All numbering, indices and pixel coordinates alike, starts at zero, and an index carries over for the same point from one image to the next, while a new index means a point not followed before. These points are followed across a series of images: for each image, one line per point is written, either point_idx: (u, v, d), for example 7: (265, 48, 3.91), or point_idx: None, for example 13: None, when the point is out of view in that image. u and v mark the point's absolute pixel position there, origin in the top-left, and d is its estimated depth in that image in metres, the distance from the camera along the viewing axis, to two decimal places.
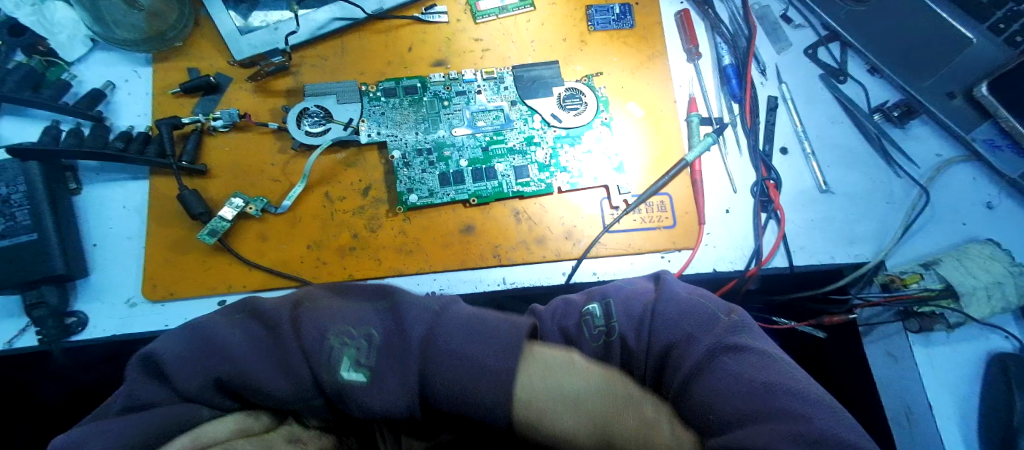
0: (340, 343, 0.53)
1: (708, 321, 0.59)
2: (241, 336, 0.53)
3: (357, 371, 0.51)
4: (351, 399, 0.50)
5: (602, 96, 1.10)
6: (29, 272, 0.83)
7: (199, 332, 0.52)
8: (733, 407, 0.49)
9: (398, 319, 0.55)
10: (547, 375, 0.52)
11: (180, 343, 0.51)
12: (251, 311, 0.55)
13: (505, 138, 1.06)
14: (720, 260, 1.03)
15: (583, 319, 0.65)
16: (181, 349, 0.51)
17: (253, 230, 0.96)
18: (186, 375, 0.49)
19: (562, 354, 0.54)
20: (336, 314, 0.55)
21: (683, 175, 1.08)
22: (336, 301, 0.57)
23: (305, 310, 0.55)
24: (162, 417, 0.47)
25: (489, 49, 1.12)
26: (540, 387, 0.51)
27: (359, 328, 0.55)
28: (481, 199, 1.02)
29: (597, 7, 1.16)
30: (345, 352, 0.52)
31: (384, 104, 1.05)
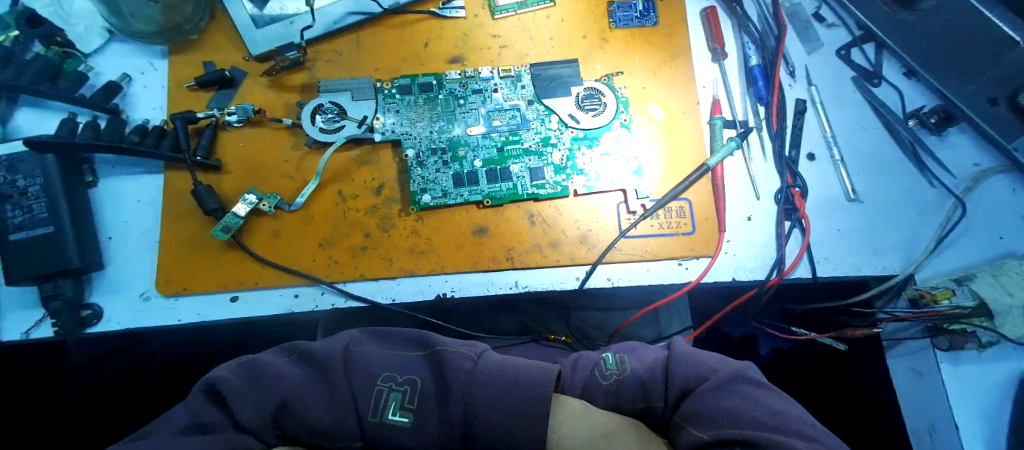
0: (387, 387, 0.60)
1: (722, 358, 0.64)
2: (298, 376, 0.61)
3: (401, 414, 0.59)
4: (394, 438, 0.58)
5: (622, 96, 1.07)
6: (45, 265, 0.84)
7: (259, 368, 0.61)
8: (730, 419, 0.55)
9: (439, 367, 0.62)
10: (573, 420, 0.60)
11: (241, 377, 0.59)
12: (303, 351, 0.63)
13: (520, 138, 1.03)
14: (740, 269, 0.99)
15: (596, 365, 0.69)
16: (241, 382, 0.59)
17: (265, 228, 0.96)
18: (246, 409, 0.56)
19: (581, 404, 0.62)
20: (385, 359, 0.63)
21: (704, 180, 1.04)
22: (375, 344, 0.66)
23: (355, 356, 0.63)
24: (221, 440, 0.54)
25: (507, 46, 1.09)
26: (565, 433, 0.59)
27: (403, 374, 0.61)
28: (495, 200, 1.00)
29: (619, 3, 1.13)
30: (392, 395, 0.60)
31: (399, 101, 1.03)
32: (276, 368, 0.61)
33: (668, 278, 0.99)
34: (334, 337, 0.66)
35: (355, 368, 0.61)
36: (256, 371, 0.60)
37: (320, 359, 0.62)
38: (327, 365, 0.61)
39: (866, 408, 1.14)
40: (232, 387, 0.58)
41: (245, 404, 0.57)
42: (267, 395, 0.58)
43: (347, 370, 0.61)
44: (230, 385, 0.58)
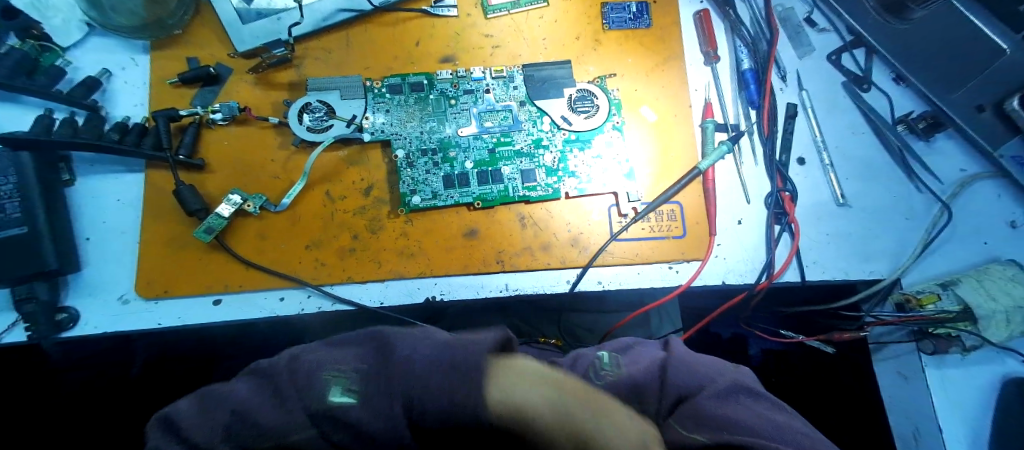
0: (332, 375, 0.53)
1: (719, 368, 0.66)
2: (245, 391, 0.54)
3: (345, 395, 0.52)
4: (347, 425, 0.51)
5: (614, 99, 1.06)
6: (20, 267, 0.81)
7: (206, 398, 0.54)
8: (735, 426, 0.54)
9: (386, 352, 0.56)
10: (515, 381, 0.54)
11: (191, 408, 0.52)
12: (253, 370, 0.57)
13: (512, 140, 1.02)
14: (730, 273, 1.00)
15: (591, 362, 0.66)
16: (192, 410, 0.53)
17: (251, 229, 0.93)
18: (198, 429, 0.51)
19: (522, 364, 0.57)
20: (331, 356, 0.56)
21: (695, 184, 1.04)
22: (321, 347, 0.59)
23: (301, 357, 0.56)
24: None
25: (499, 46, 1.08)
26: (510, 392, 0.53)
27: (347, 362, 0.55)
28: (486, 203, 0.99)
29: (613, 4, 1.12)
30: (334, 380, 0.53)
31: (389, 101, 1.02)
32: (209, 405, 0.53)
33: (658, 281, 0.99)
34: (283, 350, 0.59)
35: (300, 367, 0.54)
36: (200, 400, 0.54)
37: (267, 372, 0.56)
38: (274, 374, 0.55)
39: (864, 406, 1.14)
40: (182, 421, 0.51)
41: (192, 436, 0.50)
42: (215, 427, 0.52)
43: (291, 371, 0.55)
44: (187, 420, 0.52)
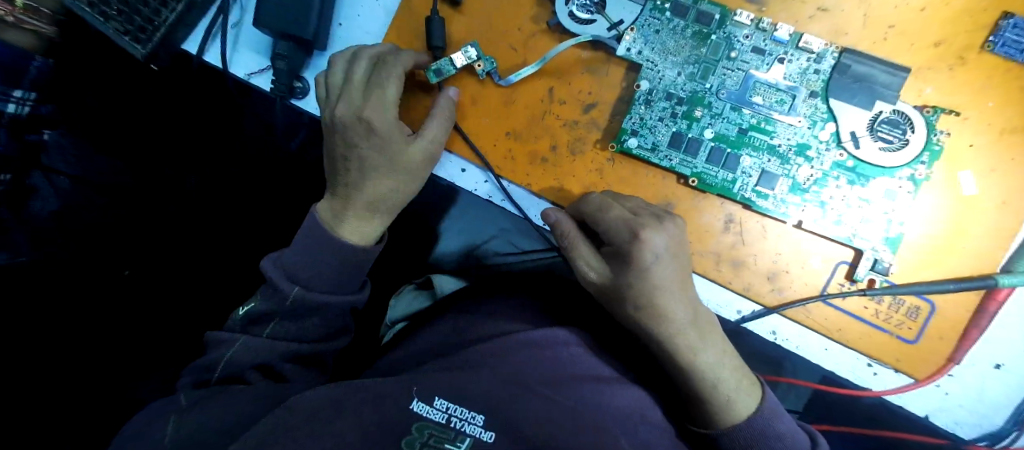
0: (209, 361, 0.78)
1: None
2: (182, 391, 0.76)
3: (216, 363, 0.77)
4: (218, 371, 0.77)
5: (937, 143, 0.79)
6: (285, 23, 0.83)
7: (238, 343, 0.77)
8: None
9: (227, 349, 0.78)
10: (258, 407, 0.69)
11: (241, 310, 0.81)
12: (190, 381, 0.79)
13: (773, 130, 0.82)
14: (942, 412, 0.80)
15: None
16: (197, 383, 0.78)
17: (468, 88, 0.90)
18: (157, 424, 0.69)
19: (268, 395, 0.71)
20: (220, 350, 0.79)
21: (970, 295, 0.79)
22: (217, 350, 0.79)
23: (202, 368, 0.79)
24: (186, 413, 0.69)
25: (827, 9, 0.82)
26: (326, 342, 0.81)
27: (215, 358, 0.78)
28: (702, 184, 0.84)
29: (1022, 20, 0.78)
30: (208, 364, 0.78)
31: (665, 21, 0.86)
32: (228, 345, 0.78)
33: (843, 371, 0.82)
34: (197, 367, 0.79)
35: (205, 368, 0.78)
36: (240, 339, 0.78)
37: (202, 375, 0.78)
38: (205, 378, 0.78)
39: None
40: (274, 308, 0.78)
41: (329, 280, 0.78)
42: (291, 335, 0.79)
43: (204, 368, 0.78)
44: (273, 327, 0.78)
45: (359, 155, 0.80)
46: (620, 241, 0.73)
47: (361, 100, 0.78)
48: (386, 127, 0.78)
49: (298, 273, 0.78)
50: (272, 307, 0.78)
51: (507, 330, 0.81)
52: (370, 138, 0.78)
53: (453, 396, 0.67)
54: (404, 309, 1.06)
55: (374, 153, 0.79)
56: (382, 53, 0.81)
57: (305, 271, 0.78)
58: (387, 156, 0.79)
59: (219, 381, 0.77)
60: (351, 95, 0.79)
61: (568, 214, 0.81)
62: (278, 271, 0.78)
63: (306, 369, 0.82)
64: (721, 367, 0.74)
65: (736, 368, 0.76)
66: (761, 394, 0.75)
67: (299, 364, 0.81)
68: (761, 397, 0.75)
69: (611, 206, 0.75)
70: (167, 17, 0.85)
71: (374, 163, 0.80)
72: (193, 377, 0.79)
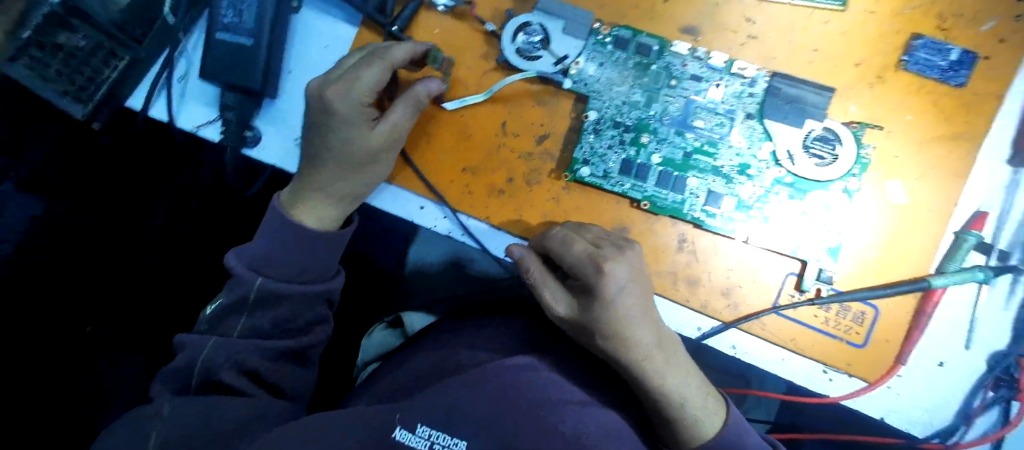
0: (178, 366, 0.72)
1: None
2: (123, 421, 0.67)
3: (185, 367, 0.72)
4: (193, 373, 0.71)
5: (865, 156, 0.84)
6: (234, 76, 0.83)
7: (211, 343, 0.72)
8: None
9: (200, 348, 0.72)
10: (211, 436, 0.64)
11: (208, 310, 0.76)
12: (160, 386, 0.72)
13: (716, 153, 0.86)
14: (895, 413, 0.83)
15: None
16: (169, 387, 0.72)
17: (423, 128, 0.91)
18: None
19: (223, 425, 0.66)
20: (190, 348, 0.72)
21: (907, 298, 0.83)
22: (183, 354, 0.72)
23: (171, 370, 0.72)
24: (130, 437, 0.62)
25: (756, 36, 0.87)
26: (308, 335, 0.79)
27: (186, 357, 0.72)
28: (653, 207, 0.88)
29: (930, 39, 0.84)
30: (176, 368, 0.72)
31: (606, 53, 0.89)
32: (200, 347, 0.72)
33: (800, 379, 0.85)
34: (167, 368, 0.72)
35: (176, 368, 0.72)
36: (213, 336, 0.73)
37: (175, 377, 0.72)
38: (179, 380, 0.72)
39: None
40: (241, 301, 0.74)
41: (303, 267, 0.76)
42: (266, 331, 0.75)
43: (172, 375, 0.72)
44: (245, 322, 0.74)
45: (320, 132, 0.77)
46: (586, 275, 0.73)
47: (335, 77, 0.75)
48: (348, 108, 0.75)
49: (263, 262, 0.75)
50: (237, 301, 0.74)
51: (476, 359, 0.81)
52: (330, 116, 0.75)
53: (438, 424, 0.66)
54: (376, 348, 1.05)
55: (335, 133, 0.76)
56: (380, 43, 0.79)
57: (274, 263, 0.75)
58: (345, 139, 0.77)
59: (197, 388, 0.72)
60: (330, 72, 0.77)
61: (533, 250, 0.82)
62: (242, 263, 0.75)
63: (290, 365, 0.79)
64: (686, 385, 0.75)
65: (700, 383, 0.78)
66: (724, 411, 0.77)
67: (282, 362, 0.77)
68: (725, 411, 0.77)
69: (574, 241, 0.76)
70: (110, 75, 0.87)
71: (330, 145, 0.77)
72: (163, 380, 0.72)
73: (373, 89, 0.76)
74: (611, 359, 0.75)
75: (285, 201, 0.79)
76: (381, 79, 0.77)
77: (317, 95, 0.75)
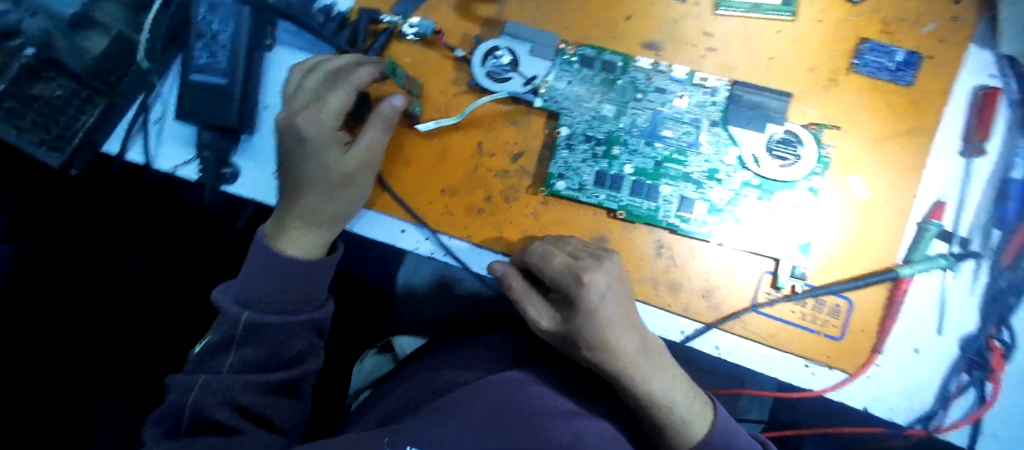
0: (171, 407, 0.72)
1: None
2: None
3: (177, 408, 0.71)
4: (184, 413, 0.71)
5: (826, 156, 0.88)
6: (211, 115, 0.85)
7: (200, 382, 0.72)
8: None
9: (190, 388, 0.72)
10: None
11: (198, 347, 0.76)
12: (154, 427, 0.71)
13: (686, 160, 0.90)
14: (877, 401, 0.85)
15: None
16: (161, 429, 0.71)
17: (401, 153, 0.93)
18: None
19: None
20: (181, 388, 0.73)
21: (878, 288, 0.86)
22: (175, 394, 0.73)
23: (164, 411, 0.72)
24: None
25: (715, 49, 0.92)
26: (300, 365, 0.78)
27: (177, 398, 0.72)
28: (629, 216, 0.90)
29: (875, 43, 0.89)
30: (169, 410, 0.72)
31: (574, 71, 0.93)
32: (188, 388, 0.72)
33: (784, 375, 0.87)
34: (160, 410, 0.72)
35: (169, 409, 0.72)
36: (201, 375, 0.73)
37: (167, 419, 0.71)
38: (170, 421, 0.71)
39: None
40: (228, 337, 0.74)
41: (289, 298, 0.76)
42: (255, 365, 0.74)
43: (163, 417, 0.72)
44: (232, 359, 0.73)
45: (295, 162, 0.79)
46: (566, 286, 0.75)
47: (300, 107, 0.78)
48: (319, 135, 0.77)
49: (248, 295, 0.74)
50: (224, 336, 0.74)
51: (465, 377, 0.82)
52: (302, 145, 0.77)
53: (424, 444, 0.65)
54: (365, 375, 1.05)
55: (308, 161, 0.78)
56: (338, 67, 0.81)
57: (257, 295, 0.74)
58: (319, 166, 0.79)
59: (185, 431, 0.70)
60: (295, 102, 0.78)
61: (516, 267, 0.84)
62: (228, 299, 0.75)
63: (282, 398, 0.77)
64: (673, 391, 0.76)
65: (687, 387, 0.79)
66: (713, 414, 0.77)
67: (274, 395, 0.76)
68: (713, 416, 0.77)
69: (554, 254, 0.78)
70: (87, 121, 0.87)
71: (307, 174, 0.79)
72: (155, 422, 0.72)
73: (339, 114, 0.78)
74: (598, 369, 0.76)
75: (266, 233, 0.80)
76: (346, 102, 0.79)
77: (287, 126, 0.77)
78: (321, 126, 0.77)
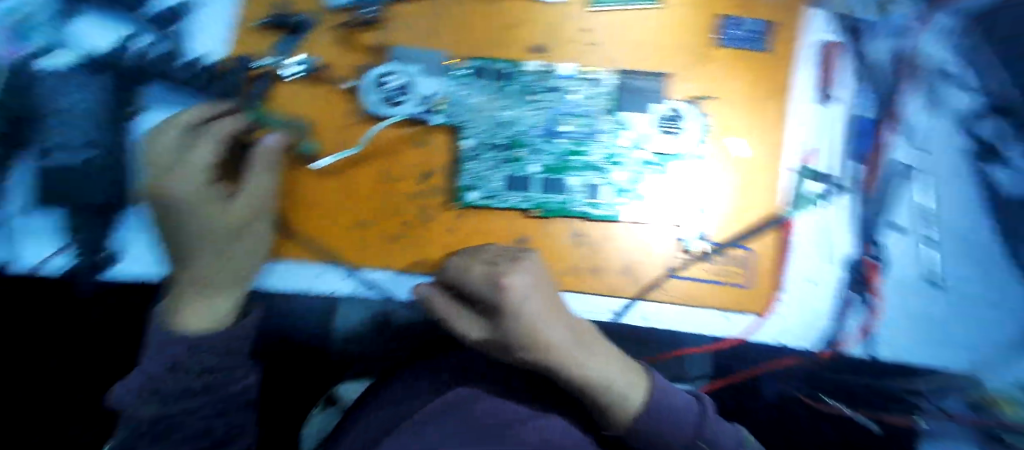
0: None
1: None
2: None
3: None
4: None
5: (707, 124, 0.96)
6: (83, 196, 0.82)
7: None
8: None
9: None
10: None
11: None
12: None
13: (587, 150, 0.94)
14: (784, 334, 0.96)
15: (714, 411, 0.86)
16: None
17: (305, 195, 0.90)
18: None
19: None
20: None
21: (773, 233, 0.96)
22: None
23: None
24: None
25: (595, 43, 0.97)
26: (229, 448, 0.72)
27: None
28: (545, 212, 0.94)
29: (732, 17, 0.98)
30: None
31: (468, 84, 0.94)
32: None
33: (704, 329, 0.95)
34: None
35: None
36: None
37: None
38: None
39: None
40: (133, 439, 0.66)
41: (193, 379, 0.68)
42: None
43: None
44: None
45: (178, 227, 0.76)
46: (488, 295, 0.77)
47: (166, 171, 0.75)
48: (197, 194, 0.75)
49: (147, 388, 0.66)
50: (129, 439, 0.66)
51: (411, 409, 0.81)
52: (181, 209, 0.75)
53: None
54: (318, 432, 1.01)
55: (192, 222, 0.76)
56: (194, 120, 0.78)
57: (164, 385, 0.67)
58: (207, 225, 0.76)
59: None
60: (156, 169, 0.75)
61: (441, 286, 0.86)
62: (128, 395, 0.68)
63: None
64: (609, 369, 0.80)
65: (621, 363, 0.84)
66: (648, 381, 0.83)
67: None
68: (648, 382, 0.82)
69: (471, 266, 0.81)
70: None
71: (194, 236, 0.76)
72: None
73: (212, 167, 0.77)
74: (536, 366, 0.79)
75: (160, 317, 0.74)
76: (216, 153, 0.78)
77: (159, 194, 0.75)
78: (195, 184, 0.75)
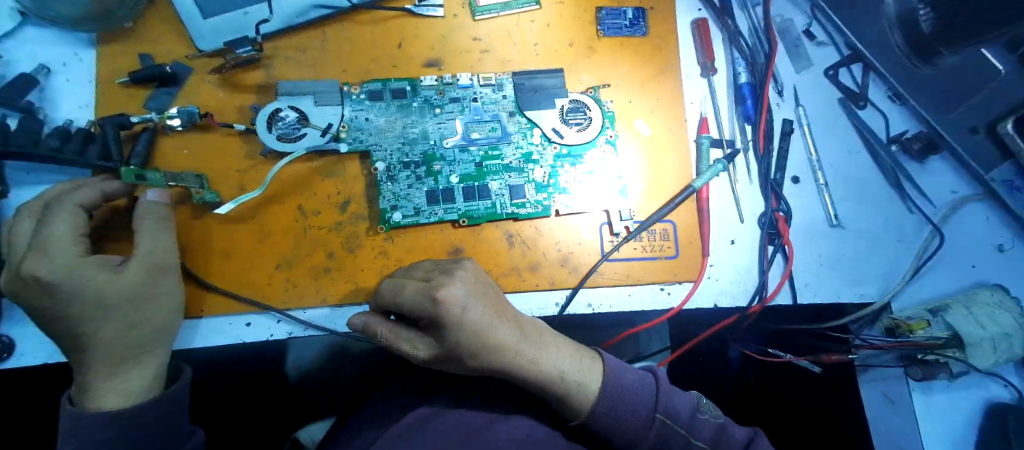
0: None
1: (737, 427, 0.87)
2: None
3: None
4: None
5: (608, 111, 1.01)
6: None
7: None
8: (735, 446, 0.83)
9: None
10: None
11: None
12: None
13: (501, 153, 0.95)
14: (722, 295, 0.99)
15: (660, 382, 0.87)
16: None
17: (218, 246, 0.86)
18: None
19: None
20: None
21: (689, 202, 1.01)
22: None
23: None
24: None
25: (488, 50, 0.99)
26: None
27: None
28: (472, 220, 0.93)
29: (608, 9, 1.05)
30: None
31: (368, 107, 0.93)
32: None
33: (648, 304, 0.97)
34: None
35: None
36: None
37: None
38: None
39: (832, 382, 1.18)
40: None
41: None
42: None
43: None
44: None
45: (54, 311, 0.67)
46: (427, 312, 0.74)
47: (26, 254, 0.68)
48: (69, 268, 0.68)
49: None
50: None
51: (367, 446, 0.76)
52: (52, 289, 0.67)
53: None
54: None
55: (70, 299, 0.67)
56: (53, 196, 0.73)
57: None
58: (90, 297, 0.68)
59: None
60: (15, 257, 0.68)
61: (375, 313, 0.81)
62: None
63: None
64: (560, 359, 0.82)
65: (572, 350, 0.85)
66: (601, 362, 0.85)
67: None
68: (601, 363, 0.85)
69: (405, 284, 0.79)
70: None
71: (79, 314, 0.68)
72: None
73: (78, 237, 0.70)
74: (489, 371, 0.78)
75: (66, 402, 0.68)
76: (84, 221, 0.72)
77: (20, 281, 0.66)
78: (62, 258, 0.68)
